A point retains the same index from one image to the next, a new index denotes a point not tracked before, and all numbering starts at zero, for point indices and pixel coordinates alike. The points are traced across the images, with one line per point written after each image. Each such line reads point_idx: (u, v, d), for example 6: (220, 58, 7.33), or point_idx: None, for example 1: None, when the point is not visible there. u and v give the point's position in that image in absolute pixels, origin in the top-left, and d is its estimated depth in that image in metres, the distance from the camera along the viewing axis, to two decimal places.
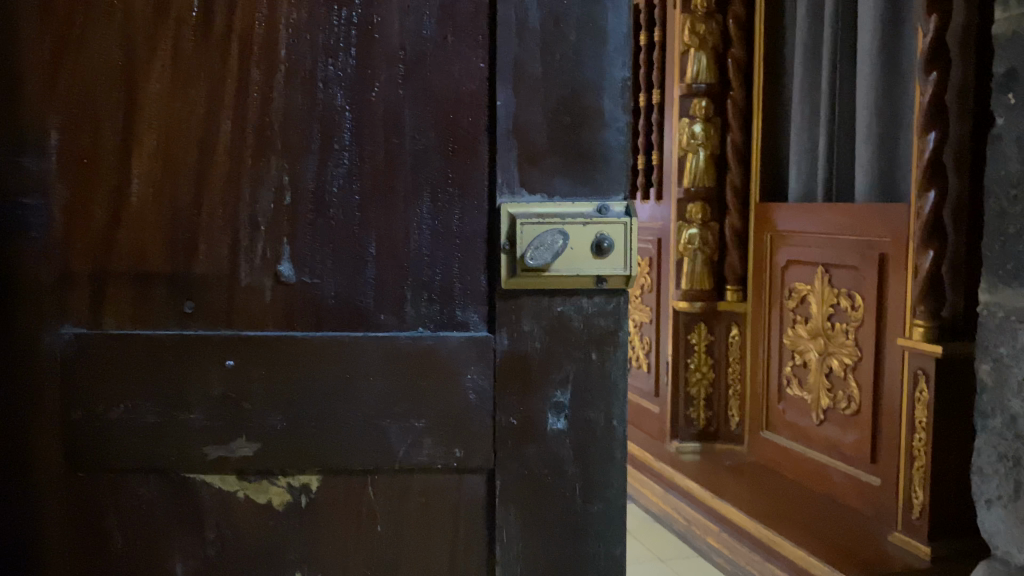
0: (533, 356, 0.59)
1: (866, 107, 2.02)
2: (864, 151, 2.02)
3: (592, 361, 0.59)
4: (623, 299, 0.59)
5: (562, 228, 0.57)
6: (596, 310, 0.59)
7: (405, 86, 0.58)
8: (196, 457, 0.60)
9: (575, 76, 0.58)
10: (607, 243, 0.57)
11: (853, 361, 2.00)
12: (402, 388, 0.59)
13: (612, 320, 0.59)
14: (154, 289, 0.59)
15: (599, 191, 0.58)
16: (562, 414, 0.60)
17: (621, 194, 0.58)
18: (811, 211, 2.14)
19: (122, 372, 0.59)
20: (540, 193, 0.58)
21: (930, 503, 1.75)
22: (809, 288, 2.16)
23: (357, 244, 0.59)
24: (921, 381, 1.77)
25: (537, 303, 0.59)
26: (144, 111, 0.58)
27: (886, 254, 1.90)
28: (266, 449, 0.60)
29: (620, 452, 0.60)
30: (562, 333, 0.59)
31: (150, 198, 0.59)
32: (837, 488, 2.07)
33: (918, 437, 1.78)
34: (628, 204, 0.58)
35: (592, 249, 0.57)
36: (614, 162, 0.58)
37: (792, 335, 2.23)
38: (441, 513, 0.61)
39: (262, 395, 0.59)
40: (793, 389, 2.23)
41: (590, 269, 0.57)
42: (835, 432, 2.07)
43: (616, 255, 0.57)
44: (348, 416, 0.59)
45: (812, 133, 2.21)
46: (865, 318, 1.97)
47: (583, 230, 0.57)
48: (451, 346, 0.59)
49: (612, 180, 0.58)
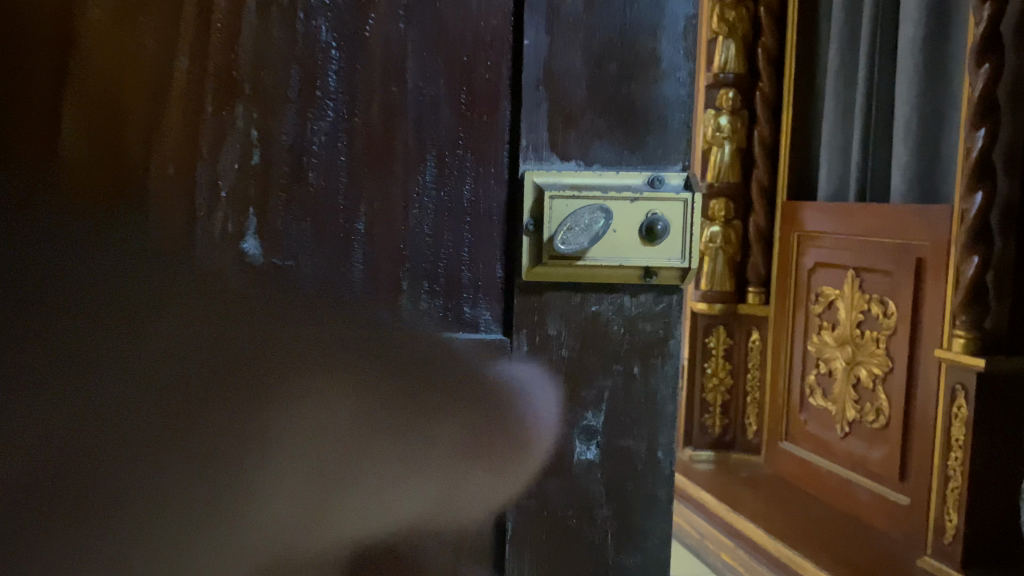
0: (560, 368, 0.47)
1: (904, 103, 1.88)
2: (902, 149, 1.89)
3: (634, 376, 0.48)
4: (676, 299, 0.47)
5: (604, 203, 0.45)
6: (643, 314, 0.47)
7: (409, 21, 0.46)
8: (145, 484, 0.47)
9: (625, 12, 0.46)
10: (664, 223, 0.44)
11: (883, 372, 1.88)
12: (395, 402, 0.48)
13: (661, 326, 0.47)
14: (80, 267, 0.46)
15: (651, 159, 0.46)
16: (592, 443, 0.48)
17: (679, 164, 0.46)
18: (842, 211, 2.01)
19: (45, 378, 0.46)
20: (575, 160, 0.46)
21: (965, 527, 1.63)
22: (838, 292, 2.03)
23: (341, 220, 0.47)
24: (959, 396, 1.65)
25: (566, 300, 0.47)
26: (87, 35, 0.45)
27: (923, 259, 1.78)
28: (223, 474, 0.47)
29: (664, 490, 0.49)
30: (598, 340, 0.47)
31: (86, 154, 0.45)
32: (862, 507, 1.94)
33: (954, 456, 1.66)
34: (687, 177, 0.46)
35: (642, 232, 0.45)
36: (672, 124, 0.46)
37: (817, 342, 2.11)
38: (439, 560, 0.49)
39: (222, 407, 0.47)
40: (816, 399, 2.10)
41: (640, 258, 0.45)
42: (861, 447, 1.95)
43: (671, 241, 0.45)
44: (324, 425, 0.48)
45: (846, 129, 2.08)
46: (898, 327, 1.84)
47: (633, 207, 0.45)
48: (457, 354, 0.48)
49: (668, 148, 0.46)
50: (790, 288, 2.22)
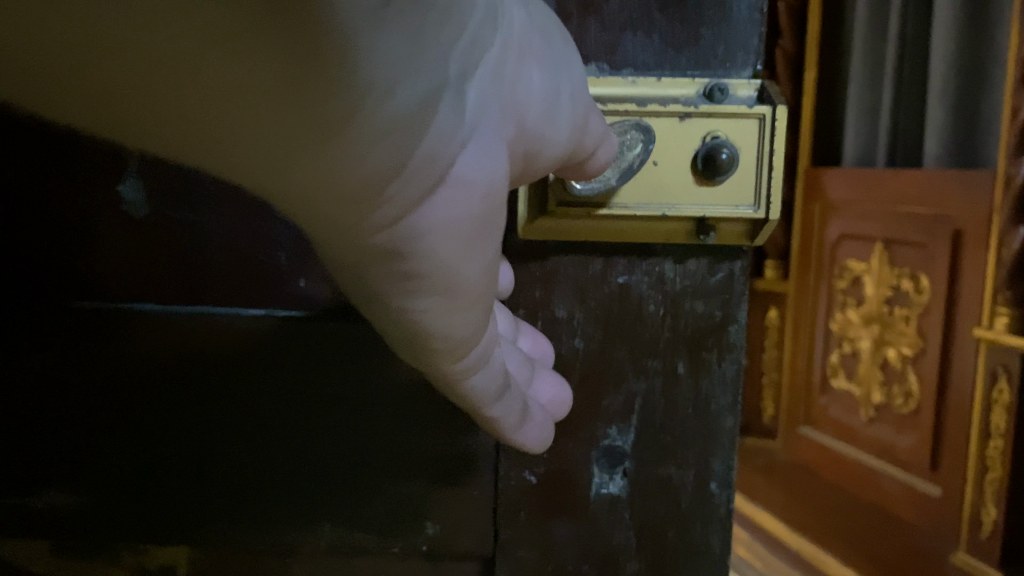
0: (575, 362, 0.43)
1: (941, 59, 1.70)
2: (936, 110, 1.73)
3: (678, 377, 0.43)
4: (741, 262, 0.42)
5: (641, 120, 0.38)
6: (692, 286, 0.42)
7: None
8: (133, 474, 0.44)
9: None
10: (719, 152, 0.38)
11: (914, 353, 1.73)
12: (332, 427, 0.44)
13: (713, 305, 0.42)
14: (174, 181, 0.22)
15: (710, 66, 0.39)
16: (618, 471, 0.44)
17: (749, 71, 0.39)
18: (869, 179, 1.86)
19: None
20: (605, 66, 0.39)
21: (1003, 524, 1.50)
22: (864, 267, 1.89)
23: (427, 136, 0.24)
24: (1000, 379, 1.51)
25: (584, 269, 0.42)
26: None
27: (961, 230, 1.63)
28: (145, 508, 0.45)
29: (718, 540, 0.44)
30: (628, 324, 0.42)
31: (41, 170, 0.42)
32: (887, 497, 1.81)
33: (994, 445, 1.52)
34: (758, 91, 0.38)
35: (701, 161, 0.38)
36: (738, 19, 0.39)
37: (840, 320, 1.97)
38: None
39: (168, 421, 0.44)
40: (839, 381, 1.97)
41: (691, 204, 0.39)
42: (888, 433, 1.81)
43: (736, 174, 0.38)
44: (280, 420, 0.44)
45: (874, 89, 1.91)
46: (930, 304, 1.70)
47: (682, 134, 0.38)
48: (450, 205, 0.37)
49: (733, 47, 0.39)
50: (811, 262, 2.08)
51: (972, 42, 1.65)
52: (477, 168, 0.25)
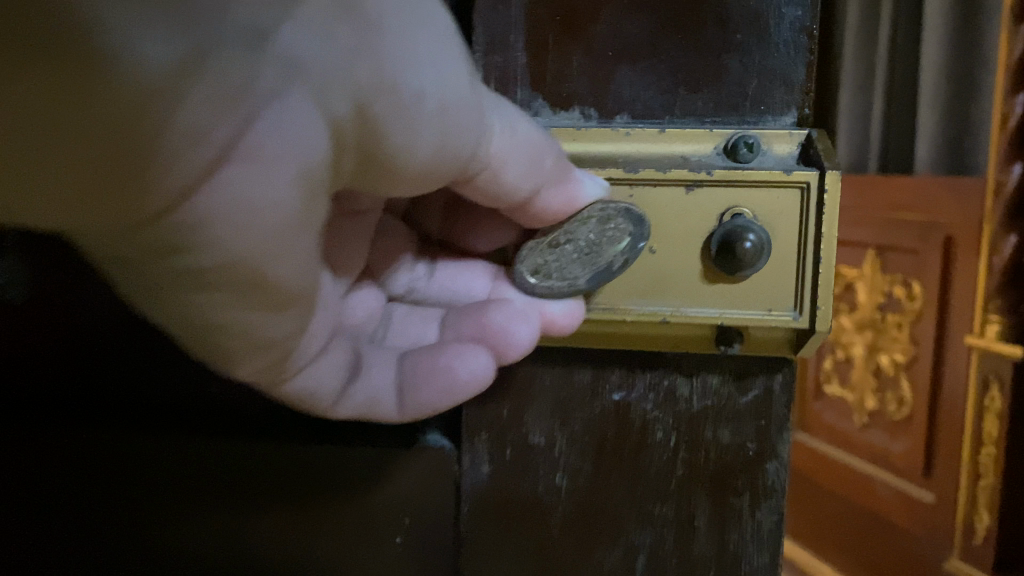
0: (557, 507, 0.50)
1: (931, 65, 1.70)
2: (926, 115, 1.72)
3: (694, 523, 0.49)
4: (779, 381, 0.47)
5: (632, 210, 0.44)
6: (720, 411, 0.48)
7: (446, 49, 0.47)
8: (101, 546, 0.56)
9: None
10: (746, 232, 0.43)
11: (907, 359, 1.73)
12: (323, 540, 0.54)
13: (747, 437, 0.48)
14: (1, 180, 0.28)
15: (743, 109, 0.45)
16: None
17: (788, 114, 0.45)
18: (859, 184, 1.86)
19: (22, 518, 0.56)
20: (645, 117, 0.46)
21: (997, 530, 1.50)
22: (857, 273, 1.89)
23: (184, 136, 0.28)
24: (993, 387, 1.51)
25: (610, 409, 0.49)
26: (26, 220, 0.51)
27: (952, 237, 1.64)
28: None
29: None
30: (639, 466, 0.49)
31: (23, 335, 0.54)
32: (879, 501, 1.79)
33: (986, 451, 1.53)
34: (794, 146, 0.44)
35: (721, 244, 0.44)
36: (777, 65, 0.45)
37: (834, 326, 1.96)
38: None
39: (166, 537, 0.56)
40: (833, 387, 1.96)
41: (723, 301, 0.45)
42: (882, 439, 1.80)
43: (758, 254, 0.43)
44: (265, 532, 0.55)
45: (865, 95, 1.91)
46: (923, 311, 1.70)
47: (709, 206, 0.44)
48: (434, 207, 0.49)
49: (774, 93, 0.45)
50: None
51: (961, 48, 1.65)
52: (245, 180, 0.29)
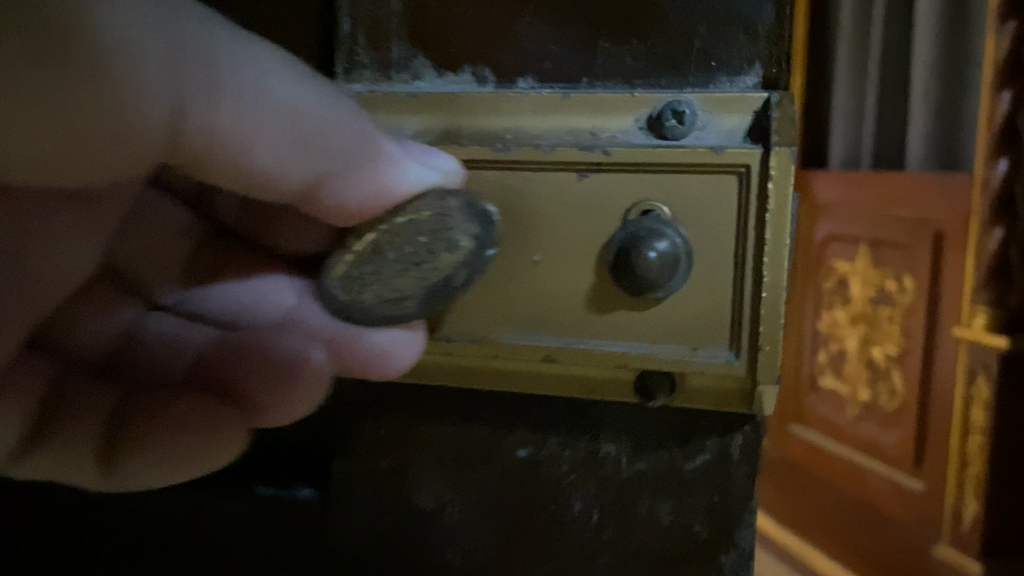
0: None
1: (922, 65, 1.73)
2: (918, 111, 1.76)
3: None
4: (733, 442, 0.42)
5: (484, 207, 0.39)
6: (664, 479, 0.43)
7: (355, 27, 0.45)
8: None
9: None
10: (646, 244, 0.38)
11: (898, 352, 1.77)
12: None
13: (694, 517, 0.43)
14: None
15: (690, 74, 0.41)
16: None
17: (749, 77, 0.40)
18: (853, 180, 1.90)
19: None
20: (575, 85, 0.42)
21: (984, 516, 1.53)
22: (851, 268, 1.92)
23: None
24: (980, 378, 1.55)
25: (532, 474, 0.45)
26: None
27: (942, 232, 1.67)
28: None
29: None
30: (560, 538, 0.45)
31: None
32: (872, 493, 1.83)
33: (974, 440, 1.56)
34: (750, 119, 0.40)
35: (625, 247, 0.39)
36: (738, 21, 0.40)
37: (828, 320, 2.00)
38: None
39: None
40: (827, 380, 1.99)
41: (644, 324, 0.40)
42: (873, 430, 1.84)
43: (669, 261, 0.39)
44: None
45: (859, 92, 1.94)
46: (913, 305, 1.73)
47: (614, 202, 0.40)
48: (226, 196, 0.46)
49: (731, 54, 0.40)
50: (801, 264, 2.11)
51: (951, 46, 1.68)
52: None
